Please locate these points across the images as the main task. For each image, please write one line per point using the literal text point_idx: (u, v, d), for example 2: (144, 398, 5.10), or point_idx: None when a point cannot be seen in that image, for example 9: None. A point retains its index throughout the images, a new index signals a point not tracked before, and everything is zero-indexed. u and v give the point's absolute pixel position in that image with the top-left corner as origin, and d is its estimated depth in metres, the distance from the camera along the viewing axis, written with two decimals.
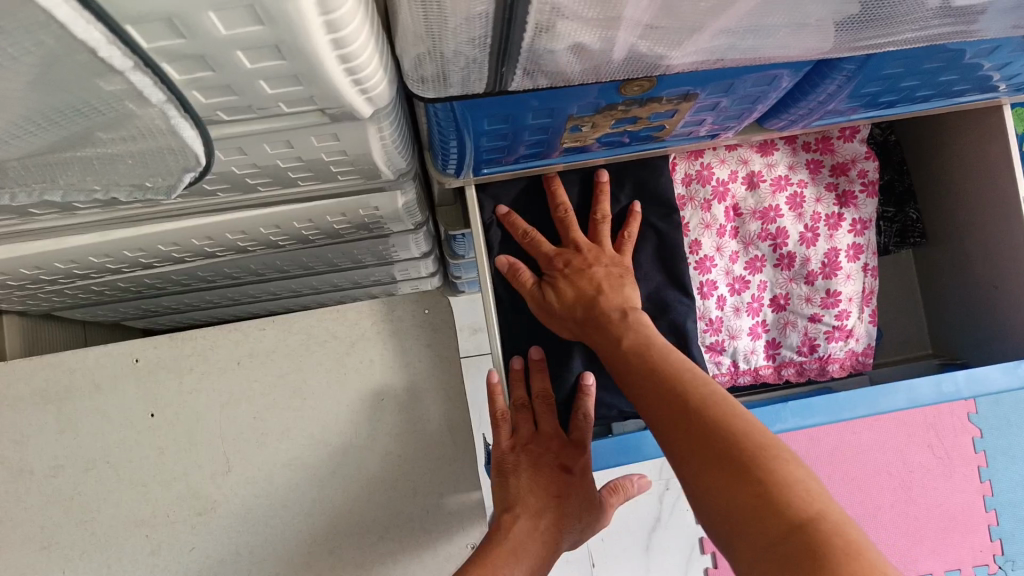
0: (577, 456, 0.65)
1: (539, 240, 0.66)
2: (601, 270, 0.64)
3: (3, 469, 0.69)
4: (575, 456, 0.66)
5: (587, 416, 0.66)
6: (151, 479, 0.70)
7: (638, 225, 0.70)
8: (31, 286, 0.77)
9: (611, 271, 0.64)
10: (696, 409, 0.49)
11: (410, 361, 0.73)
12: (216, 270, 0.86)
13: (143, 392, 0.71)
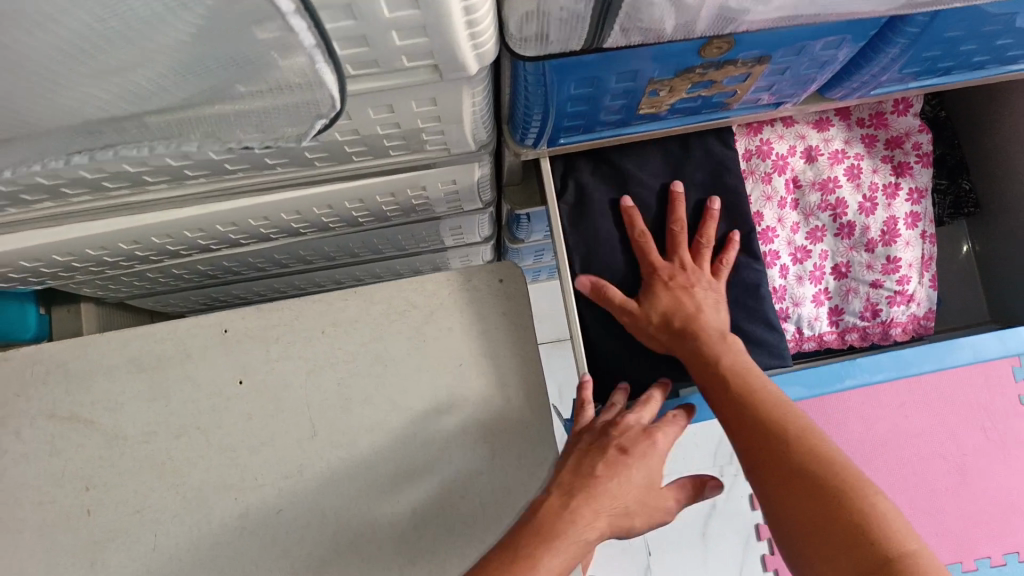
0: (642, 440, 0.62)
1: (644, 244, 0.70)
2: (701, 293, 0.67)
3: (99, 435, 0.72)
4: (635, 441, 0.62)
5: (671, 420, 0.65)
6: (240, 444, 0.73)
7: (714, 222, 0.73)
8: (124, 266, 0.82)
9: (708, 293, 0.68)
10: (808, 456, 0.55)
11: (486, 329, 0.76)
12: (291, 253, 0.91)
13: (232, 360, 0.74)
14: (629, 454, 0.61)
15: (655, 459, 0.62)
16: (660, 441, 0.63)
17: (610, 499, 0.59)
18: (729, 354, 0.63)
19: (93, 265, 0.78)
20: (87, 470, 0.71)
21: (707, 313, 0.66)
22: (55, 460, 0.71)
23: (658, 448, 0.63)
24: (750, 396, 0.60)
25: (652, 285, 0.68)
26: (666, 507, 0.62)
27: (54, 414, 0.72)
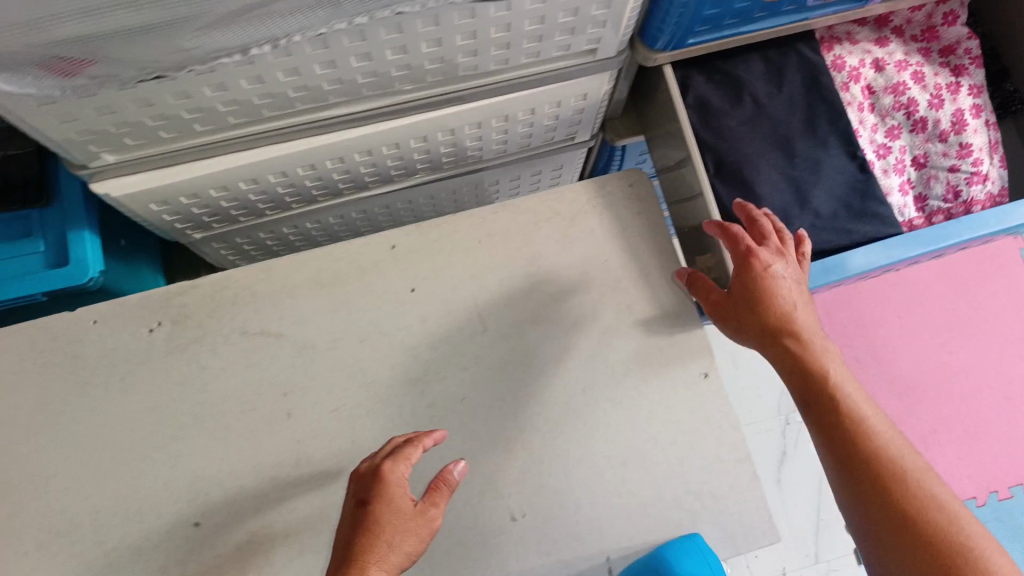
0: (374, 497, 0.65)
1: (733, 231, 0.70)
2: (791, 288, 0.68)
3: (290, 346, 0.79)
4: (370, 505, 0.65)
5: (401, 480, 0.66)
6: (420, 343, 0.80)
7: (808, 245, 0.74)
8: (280, 207, 0.90)
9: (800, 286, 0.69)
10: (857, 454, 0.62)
11: (624, 228, 0.84)
12: (416, 194, 1.00)
13: (402, 271, 0.82)
14: (384, 501, 0.65)
15: (394, 502, 0.65)
16: (393, 479, 0.66)
17: (391, 553, 0.63)
18: (829, 361, 0.66)
19: (260, 206, 0.86)
20: (283, 376, 0.78)
21: (780, 292, 0.67)
22: (253, 370, 0.78)
23: (392, 487, 0.66)
24: (846, 409, 0.63)
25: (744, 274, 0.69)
26: (428, 534, 0.66)
27: (246, 330, 0.79)
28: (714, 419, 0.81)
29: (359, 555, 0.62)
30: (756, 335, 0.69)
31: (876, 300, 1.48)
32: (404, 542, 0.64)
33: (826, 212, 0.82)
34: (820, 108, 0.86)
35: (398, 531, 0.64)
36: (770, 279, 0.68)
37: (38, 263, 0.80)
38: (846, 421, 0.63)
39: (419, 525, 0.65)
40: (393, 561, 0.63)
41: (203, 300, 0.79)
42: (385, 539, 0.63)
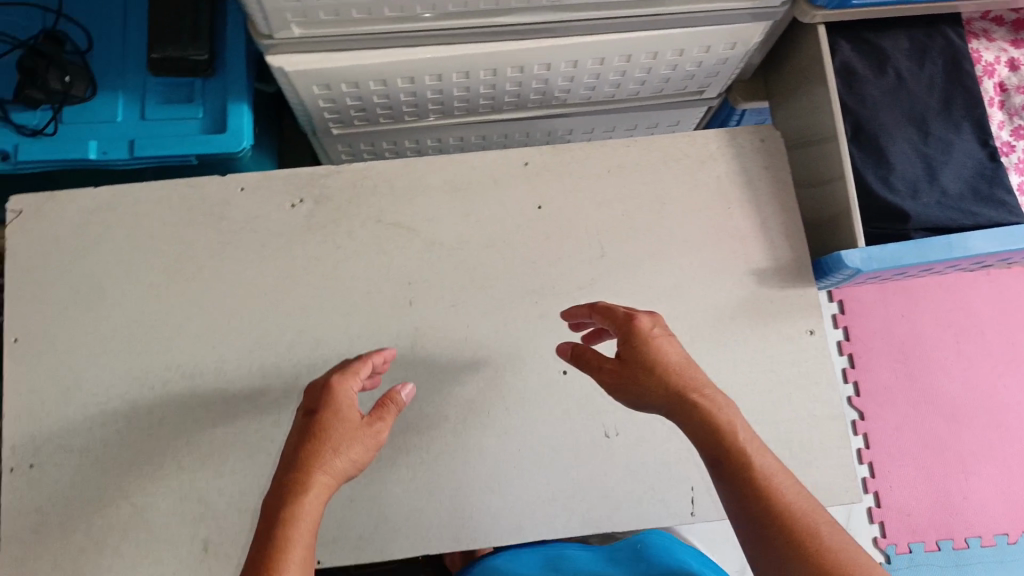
0: (323, 405, 0.64)
1: (611, 310, 0.69)
2: (678, 351, 0.65)
3: (420, 240, 0.82)
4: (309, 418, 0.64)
5: (350, 402, 0.66)
6: (541, 258, 0.82)
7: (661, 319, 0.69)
8: (414, 113, 0.93)
9: (678, 348, 0.66)
10: (784, 490, 0.57)
11: (750, 181, 0.87)
12: (536, 129, 1.02)
13: (533, 187, 0.84)
14: (330, 411, 0.64)
15: (343, 412, 0.65)
16: (341, 391, 0.66)
17: (330, 470, 0.61)
18: (720, 417, 0.61)
19: (402, 108, 0.90)
20: (410, 267, 0.81)
21: (668, 353, 0.65)
22: (383, 258, 0.81)
23: (342, 399, 0.66)
24: (742, 457, 0.58)
25: (626, 342, 0.66)
26: (373, 446, 0.66)
27: (381, 219, 0.82)
28: (815, 376, 0.83)
29: (297, 465, 0.61)
30: (662, 403, 0.63)
31: (937, 321, 1.42)
32: (354, 447, 0.64)
33: (954, 193, 0.84)
34: (960, 92, 0.87)
35: (345, 439, 0.64)
36: (654, 345, 0.65)
37: (195, 127, 0.85)
38: (757, 459, 0.58)
39: (366, 435, 0.65)
40: (339, 467, 0.62)
41: (344, 185, 0.83)
42: (330, 442, 0.63)
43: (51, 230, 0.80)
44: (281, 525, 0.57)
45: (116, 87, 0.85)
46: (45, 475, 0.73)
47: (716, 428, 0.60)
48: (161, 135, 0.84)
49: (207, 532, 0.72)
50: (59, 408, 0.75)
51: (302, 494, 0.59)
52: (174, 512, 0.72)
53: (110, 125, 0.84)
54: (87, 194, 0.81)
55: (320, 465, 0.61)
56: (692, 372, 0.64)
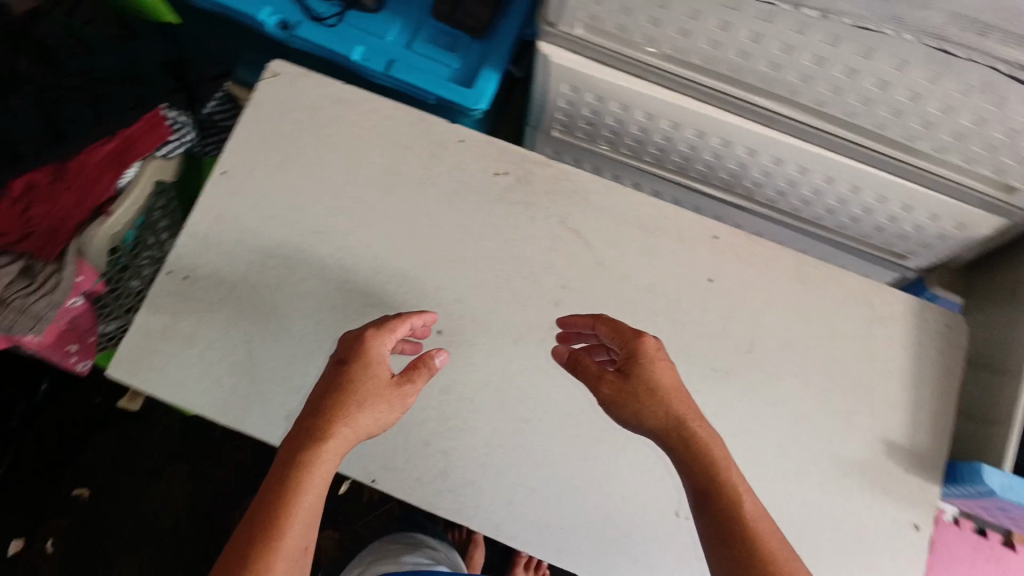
0: (355, 365, 0.70)
1: (619, 327, 0.74)
2: (673, 378, 0.71)
3: (590, 256, 0.85)
4: (339, 371, 0.70)
5: (381, 361, 0.72)
6: (689, 324, 0.84)
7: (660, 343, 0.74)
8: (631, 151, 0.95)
9: (676, 376, 0.71)
10: (760, 513, 0.64)
11: (918, 354, 0.85)
12: (729, 215, 1.03)
13: (712, 261, 0.86)
14: (358, 368, 0.70)
15: (372, 369, 0.71)
16: (373, 347, 0.71)
17: (352, 428, 0.68)
18: (710, 450, 0.67)
19: (625, 140, 0.93)
20: (569, 273, 0.85)
21: (669, 379, 0.70)
22: (552, 254, 0.85)
23: (372, 357, 0.71)
24: (730, 489, 0.65)
25: (635, 361, 0.71)
26: (400, 406, 0.71)
27: (564, 221, 0.86)
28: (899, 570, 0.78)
29: (321, 412, 0.68)
30: (658, 423, 0.69)
31: None
32: (379, 407, 0.69)
33: None
34: None
35: (371, 396, 0.69)
36: (652, 364, 0.71)
37: (445, 74, 0.90)
38: (736, 481, 0.65)
39: (392, 394, 0.71)
40: (365, 423, 0.69)
41: (546, 177, 0.88)
42: (355, 396, 0.69)
43: (292, 100, 0.88)
44: (297, 468, 0.65)
45: (398, 13, 0.91)
46: (196, 286, 0.82)
47: (702, 451, 0.67)
48: (414, 68, 0.90)
49: (294, 403, 0.80)
50: (230, 242, 0.83)
51: (319, 442, 0.66)
52: (286, 363, 0.81)
53: (377, 40, 0.90)
54: (335, 86, 0.89)
55: (340, 419, 0.67)
56: (685, 405, 0.69)
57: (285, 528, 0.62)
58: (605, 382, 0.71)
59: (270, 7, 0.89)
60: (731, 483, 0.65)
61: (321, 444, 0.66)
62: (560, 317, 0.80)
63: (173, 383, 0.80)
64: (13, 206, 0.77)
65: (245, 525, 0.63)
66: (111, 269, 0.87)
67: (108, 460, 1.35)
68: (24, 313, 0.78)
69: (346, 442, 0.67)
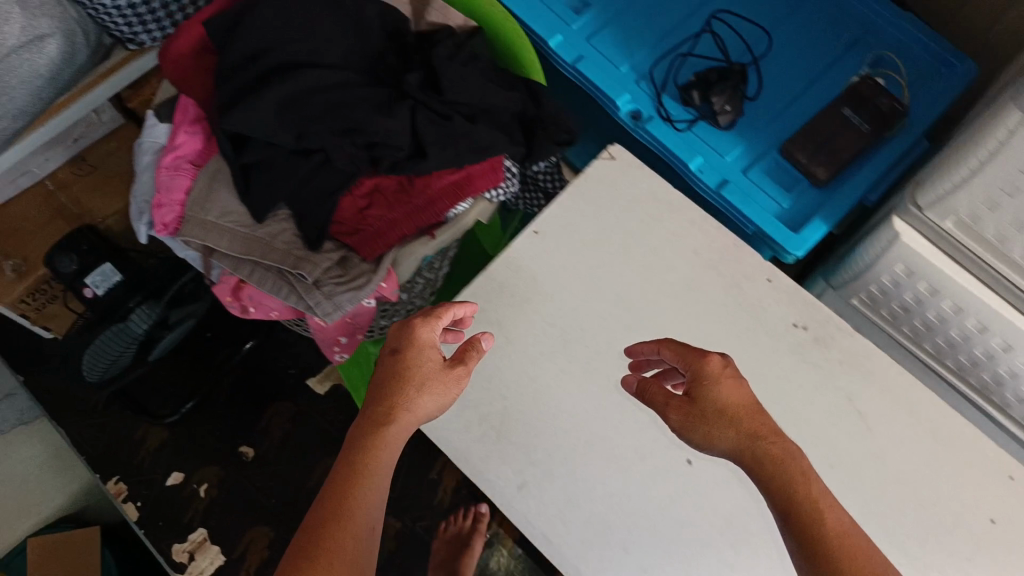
0: (412, 350, 0.72)
1: (683, 353, 0.70)
2: (736, 392, 0.67)
3: (867, 444, 0.80)
4: (396, 358, 0.72)
5: (431, 342, 0.73)
6: (953, 556, 0.76)
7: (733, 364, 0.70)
8: (936, 352, 0.89)
9: (748, 400, 0.67)
10: (859, 544, 0.58)
11: None
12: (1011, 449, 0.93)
13: (999, 501, 0.78)
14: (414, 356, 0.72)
15: (424, 353, 0.72)
16: (423, 332, 0.73)
17: (413, 413, 0.70)
18: (790, 471, 0.62)
19: (935, 337, 0.87)
20: (839, 453, 0.79)
21: (733, 396, 0.67)
22: (826, 426, 0.80)
23: (424, 342, 0.73)
24: (817, 508, 0.60)
25: (705, 386, 0.67)
26: (455, 390, 0.72)
27: (848, 398, 0.81)
28: None
29: (384, 401, 0.70)
30: (731, 444, 0.65)
31: None
32: (438, 394, 0.71)
33: None
34: None
35: (427, 380, 0.71)
36: (718, 384, 0.67)
37: (774, 209, 0.89)
38: (821, 508, 0.60)
39: (447, 380, 0.72)
40: (425, 410, 0.71)
41: (845, 347, 0.83)
42: (413, 381, 0.71)
43: (619, 183, 0.89)
44: (365, 454, 0.68)
45: (745, 136, 0.91)
46: (476, 328, 0.84)
47: (778, 471, 0.63)
48: (746, 194, 0.88)
49: (528, 474, 0.79)
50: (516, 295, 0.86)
51: (381, 431, 0.68)
52: (536, 434, 0.80)
53: (717, 157, 0.90)
54: (663, 184, 0.89)
55: (399, 404, 0.69)
56: (753, 422, 0.65)
57: (353, 508, 0.65)
58: (671, 408, 0.68)
59: (629, 95, 0.92)
60: (817, 502, 0.60)
61: (384, 432, 0.68)
62: (629, 346, 0.77)
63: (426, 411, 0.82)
64: (354, 202, 0.84)
65: (317, 508, 0.65)
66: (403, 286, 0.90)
67: (279, 425, 1.42)
68: (329, 299, 0.80)
69: (407, 427, 0.70)
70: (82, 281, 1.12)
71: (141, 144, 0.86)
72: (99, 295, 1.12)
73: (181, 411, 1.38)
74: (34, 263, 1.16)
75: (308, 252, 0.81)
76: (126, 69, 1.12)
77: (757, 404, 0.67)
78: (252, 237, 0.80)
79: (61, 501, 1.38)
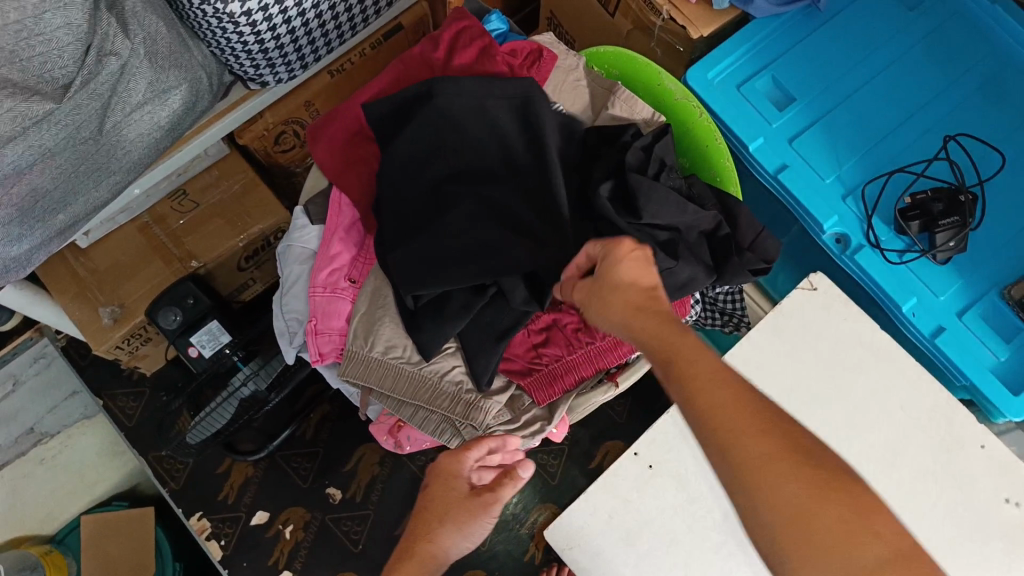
0: (437, 477, 0.67)
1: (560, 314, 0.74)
2: (617, 256, 0.60)
3: None
4: (427, 490, 0.68)
5: (457, 470, 0.67)
6: None
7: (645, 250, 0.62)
8: None
9: (629, 253, 0.60)
10: (810, 488, 0.49)
11: None
12: None
13: None
14: (438, 489, 0.67)
15: (452, 483, 0.66)
16: (448, 459, 0.67)
17: (436, 544, 0.64)
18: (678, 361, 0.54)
19: None
20: None
21: (627, 278, 0.59)
22: None
23: (452, 470, 0.67)
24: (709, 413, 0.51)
25: (590, 247, 0.62)
26: (482, 521, 0.64)
27: None
28: None
29: (408, 536, 0.66)
30: (620, 318, 0.58)
31: None
32: (455, 520, 0.64)
33: None
34: None
35: (451, 509, 0.65)
36: (617, 266, 0.60)
37: (992, 363, 0.78)
38: (775, 473, 0.49)
39: (472, 507, 0.65)
40: (452, 542, 0.64)
41: None
42: (434, 516, 0.66)
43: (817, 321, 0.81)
44: None
45: (964, 271, 0.81)
46: (653, 484, 0.74)
47: (692, 413, 0.52)
48: (962, 342, 0.79)
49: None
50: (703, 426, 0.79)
51: (401, 566, 0.64)
52: None
53: (930, 296, 0.80)
54: (869, 327, 0.80)
55: (421, 534, 0.65)
56: (632, 291, 0.58)
57: None
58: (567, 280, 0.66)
59: (837, 215, 0.82)
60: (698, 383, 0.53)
61: (402, 564, 0.64)
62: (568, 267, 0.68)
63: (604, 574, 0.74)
64: (529, 339, 0.74)
65: None
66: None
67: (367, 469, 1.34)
68: None
69: (432, 560, 0.64)
70: (187, 339, 1.05)
71: (290, 247, 0.77)
72: (206, 355, 1.05)
73: (268, 449, 1.30)
74: (133, 310, 1.08)
75: (479, 394, 0.72)
76: (242, 108, 1.01)
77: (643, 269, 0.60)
78: (417, 375, 0.72)
79: (118, 483, 1.36)
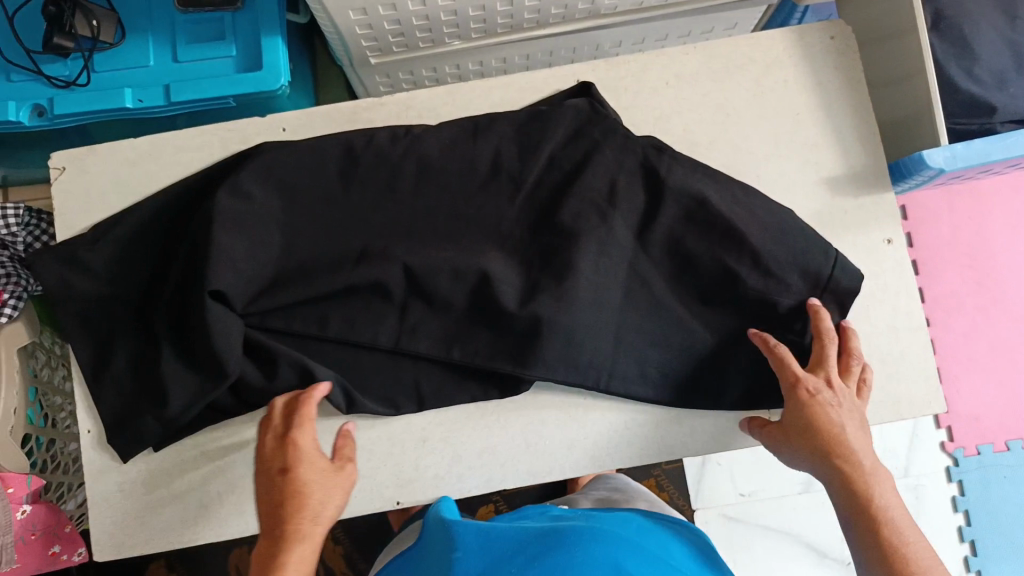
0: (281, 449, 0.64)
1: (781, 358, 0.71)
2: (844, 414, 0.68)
3: None
4: (282, 455, 0.63)
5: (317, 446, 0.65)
6: None
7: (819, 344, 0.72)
8: (437, 38, 0.86)
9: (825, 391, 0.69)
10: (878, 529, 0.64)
11: (822, 82, 0.82)
12: (562, 47, 0.95)
13: None
14: (276, 453, 0.64)
15: (309, 460, 0.63)
16: (303, 443, 0.64)
17: (317, 499, 0.61)
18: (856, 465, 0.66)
19: (417, 34, 0.84)
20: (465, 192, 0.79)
21: (811, 387, 0.69)
22: None
23: (308, 452, 0.63)
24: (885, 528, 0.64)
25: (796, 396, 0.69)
26: (343, 486, 0.64)
27: None
28: (900, 281, 0.80)
29: (271, 508, 0.61)
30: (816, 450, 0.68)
31: (1001, 227, 1.20)
32: (308, 452, 0.64)
33: (989, 105, 0.78)
34: None
35: (324, 489, 0.62)
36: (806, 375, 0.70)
37: (229, 67, 0.80)
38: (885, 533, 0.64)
39: (338, 481, 0.64)
40: (326, 518, 0.62)
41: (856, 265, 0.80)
42: (277, 464, 0.63)
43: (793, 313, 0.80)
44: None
45: (145, 27, 0.80)
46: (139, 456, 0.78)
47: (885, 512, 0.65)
48: (194, 79, 0.80)
49: None
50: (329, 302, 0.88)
51: (291, 542, 0.59)
52: None
53: (141, 71, 0.80)
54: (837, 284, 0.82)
55: (310, 505, 0.60)
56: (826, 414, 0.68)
57: None
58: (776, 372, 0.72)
59: (14, 100, 0.79)
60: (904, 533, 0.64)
61: (297, 536, 0.59)
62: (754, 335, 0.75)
63: (148, 527, 0.77)
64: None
65: None
66: (35, 454, 0.85)
67: None
68: None
69: (321, 532, 0.61)
70: None
71: None
72: None
73: None
74: None
75: None
76: None
77: (848, 408, 0.69)
78: None
79: None
